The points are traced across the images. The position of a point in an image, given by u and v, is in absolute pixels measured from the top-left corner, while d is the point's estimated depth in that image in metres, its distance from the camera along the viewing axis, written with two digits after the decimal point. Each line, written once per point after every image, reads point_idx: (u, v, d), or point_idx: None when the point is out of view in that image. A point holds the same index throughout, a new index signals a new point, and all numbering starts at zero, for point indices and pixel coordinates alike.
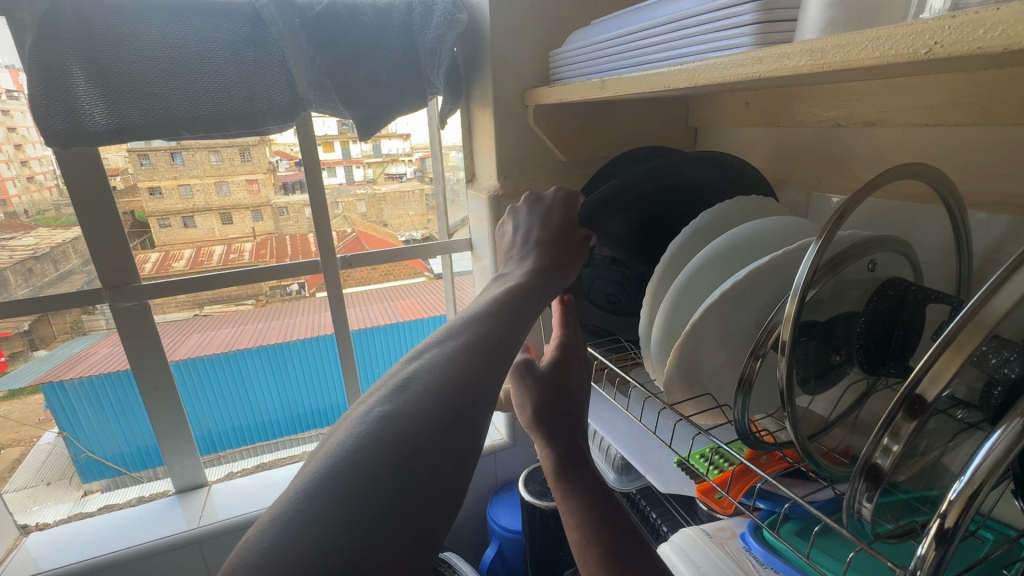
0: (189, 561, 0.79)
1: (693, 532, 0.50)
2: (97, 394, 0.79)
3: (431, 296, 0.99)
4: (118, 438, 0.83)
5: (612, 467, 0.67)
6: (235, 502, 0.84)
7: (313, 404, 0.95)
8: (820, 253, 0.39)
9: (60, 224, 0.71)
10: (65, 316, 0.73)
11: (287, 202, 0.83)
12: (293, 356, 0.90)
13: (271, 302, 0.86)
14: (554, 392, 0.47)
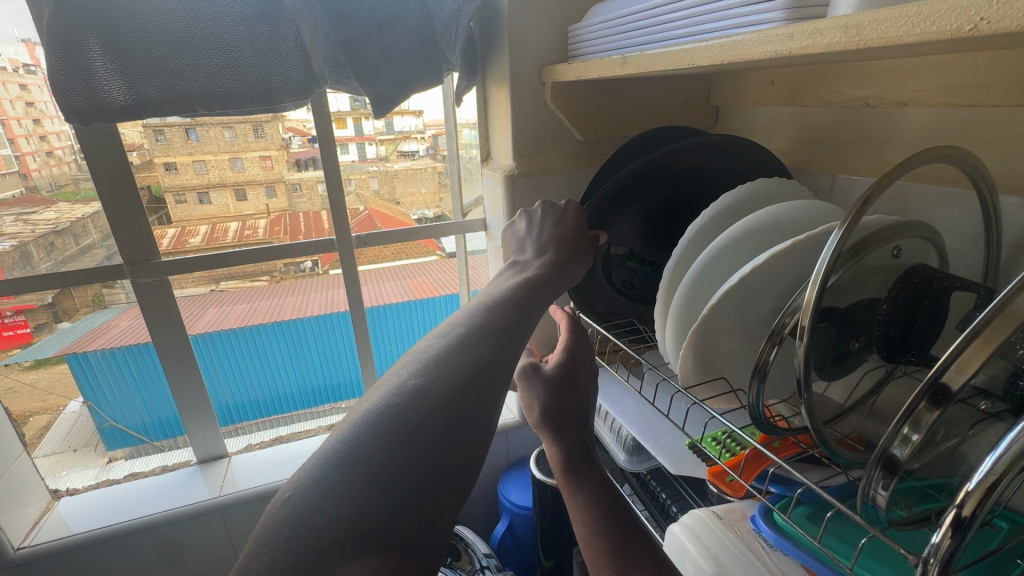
0: (212, 528, 0.81)
1: (703, 514, 0.50)
2: (120, 365, 0.81)
3: (444, 274, 0.99)
4: (140, 410, 0.86)
5: (623, 448, 0.67)
6: (254, 473, 0.86)
7: (328, 380, 0.97)
8: (844, 239, 0.38)
9: (78, 199, 0.72)
10: (86, 290, 0.75)
11: (301, 177, 0.82)
12: (307, 332, 0.91)
13: (285, 279, 0.86)
14: (561, 395, 0.48)
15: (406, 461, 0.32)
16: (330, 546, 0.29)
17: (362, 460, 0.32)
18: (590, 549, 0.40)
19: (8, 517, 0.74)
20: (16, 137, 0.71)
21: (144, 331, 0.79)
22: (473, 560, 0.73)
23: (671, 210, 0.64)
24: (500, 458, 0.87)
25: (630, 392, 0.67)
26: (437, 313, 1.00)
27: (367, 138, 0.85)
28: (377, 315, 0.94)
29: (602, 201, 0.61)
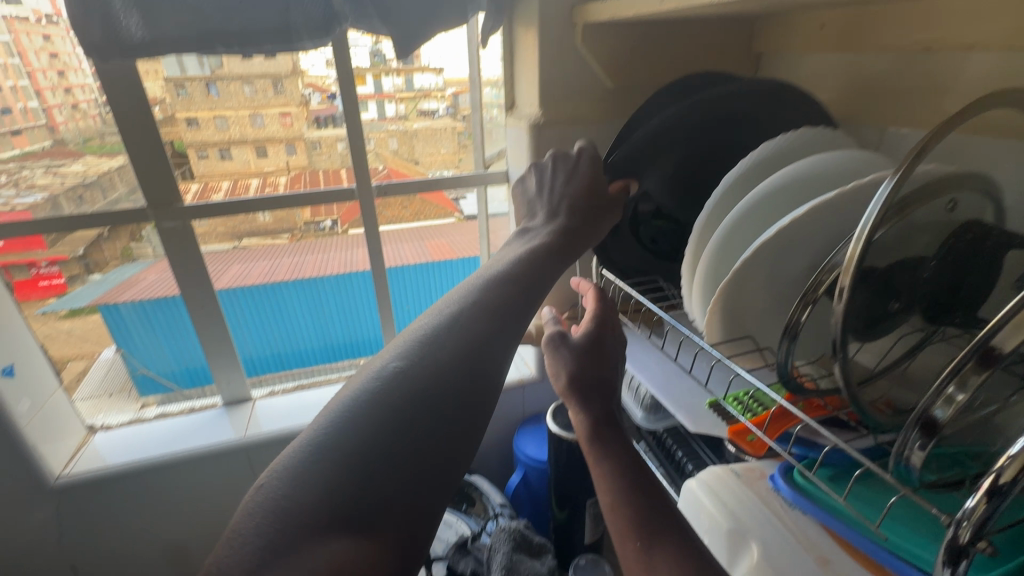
0: (235, 470, 0.78)
1: (721, 471, 0.49)
2: (150, 313, 0.83)
3: (461, 236, 0.97)
4: (167, 357, 0.88)
5: (641, 406, 0.68)
6: (279, 415, 0.83)
7: (347, 336, 0.97)
8: (894, 192, 0.35)
9: (105, 151, 0.72)
10: (115, 244, 0.77)
11: (321, 135, 0.81)
12: (327, 289, 0.91)
13: (305, 237, 0.87)
14: (589, 366, 0.48)
15: (392, 432, 0.34)
16: (304, 526, 0.30)
17: (353, 434, 0.34)
18: (616, 517, 0.39)
19: (48, 447, 0.70)
20: (41, 90, 0.71)
21: (171, 283, 0.81)
22: (487, 508, 0.75)
23: (704, 162, 0.62)
24: (517, 414, 0.88)
25: (651, 350, 0.66)
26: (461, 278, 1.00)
27: (386, 96, 0.83)
28: (395, 276, 0.94)
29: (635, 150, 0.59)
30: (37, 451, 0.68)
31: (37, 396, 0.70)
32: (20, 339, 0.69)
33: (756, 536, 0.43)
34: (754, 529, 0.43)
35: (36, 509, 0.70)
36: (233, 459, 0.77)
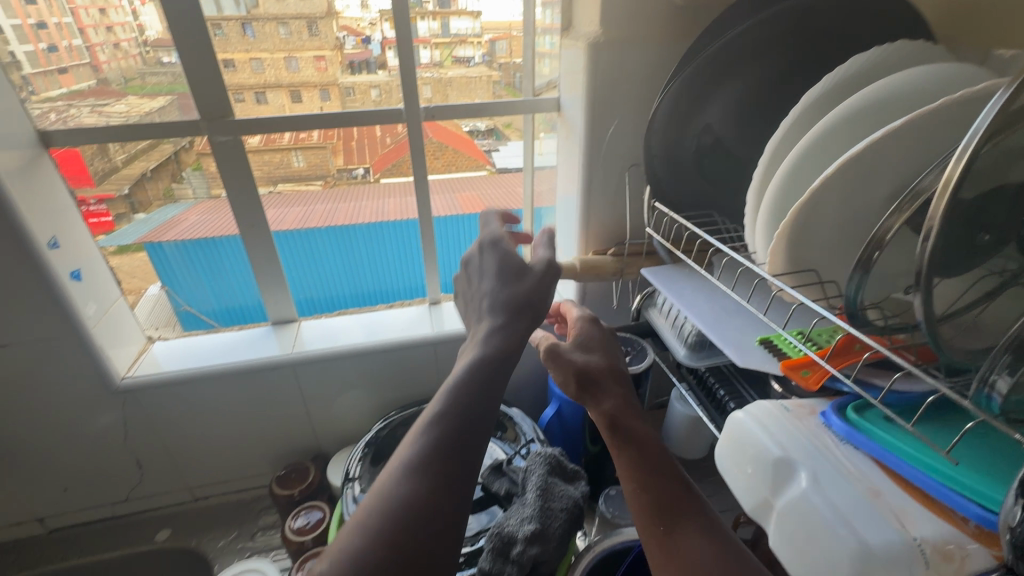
0: (285, 385, 0.81)
1: (771, 406, 0.48)
2: (192, 253, 0.82)
3: (495, 190, 0.92)
4: (209, 295, 0.87)
5: (684, 344, 0.66)
6: (321, 336, 0.85)
7: (381, 286, 0.94)
8: (1010, 102, 0.31)
9: (146, 93, 0.71)
10: (158, 183, 0.78)
11: (355, 80, 0.77)
12: (361, 236, 0.88)
13: (338, 185, 0.85)
14: (590, 361, 0.50)
15: (441, 479, 0.36)
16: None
17: (422, 505, 0.35)
18: (639, 503, 0.43)
19: (113, 351, 0.74)
20: (85, 27, 0.70)
21: (213, 224, 0.81)
22: (520, 436, 0.77)
23: (769, 85, 0.60)
24: None
25: (699, 288, 0.64)
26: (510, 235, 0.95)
27: (421, 41, 0.76)
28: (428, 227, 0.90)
29: (701, 67, 0.57)
30: (105, 352, 0.72)
31: (104, 301, 0.75)
32: (83, 246, 0.72)
33: (805, 467, 0.42)
34: (805, 461, 0.43)
35: (105, 405, 0.74)
36: (281, 373, 0.80)
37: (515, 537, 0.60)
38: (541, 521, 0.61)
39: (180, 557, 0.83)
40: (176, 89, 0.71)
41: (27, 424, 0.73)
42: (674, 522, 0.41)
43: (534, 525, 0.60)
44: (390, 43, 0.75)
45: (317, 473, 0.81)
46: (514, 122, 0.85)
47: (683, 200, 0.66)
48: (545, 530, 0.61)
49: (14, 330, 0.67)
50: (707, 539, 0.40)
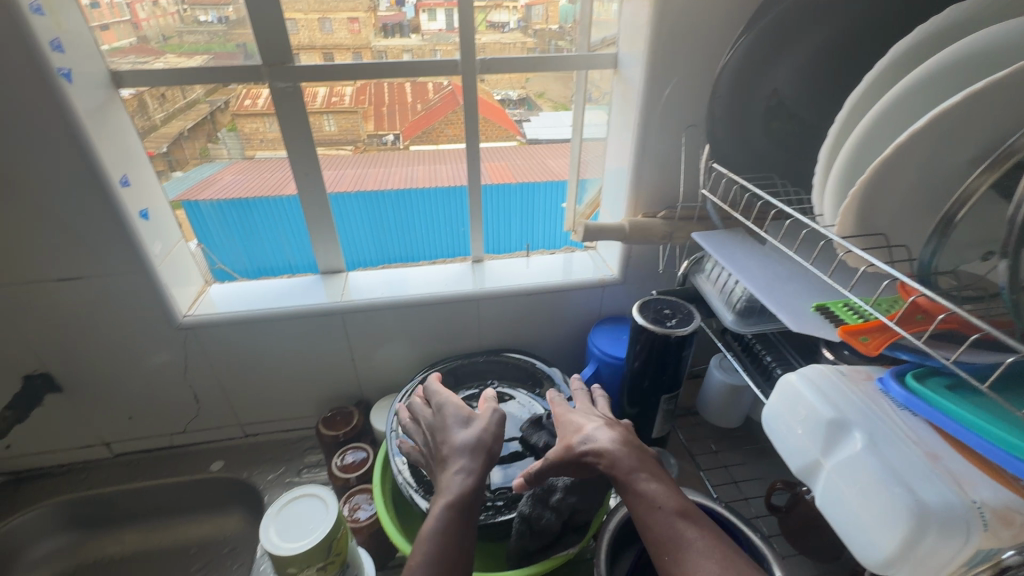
0: (334, 332, 0.84)
1: (826, 369, 0.48)
2: (226, 215, 0.84)
3: (522, 162, 0.90)
4: (242, 256, 0.89)
5: (731, 309, 0.65)
6: (368, 287, 0.87)
7: (406, 254, 0.95)
8: None
9: (183, 53, 0.72)
10: (194, 142, 0.79)
11: (387, 44, 0.76)
12: (388, 203, 0.88)
13: (368, 150, 0.85)
14: (614, 450, 0.56)
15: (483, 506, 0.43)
16: None
17: None
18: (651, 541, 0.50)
19: (177, 290, 0.78)
20: None
21: (241, 188, 0.82)
22: (557, 393, 0.79)
23: (842, 43, 0.58)
24: (592, 312, 0.92)
25: (754, 255, 0.64)
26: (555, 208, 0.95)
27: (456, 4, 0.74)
28: (454, 196, 0.89)
29: (777, 20, 0.55)
30: (168, 289, 0.76)
31: (168, 241, 0.79)
32: (155, 192, 0.77)
33: (861, 428, 0.42)
34: (860, 422, 0.42)
35: (168, 340, 0.80)
36: (329, 320, 0.83)
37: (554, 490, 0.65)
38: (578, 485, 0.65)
39: (232, 487, 0.89)
40: (213, 49, 0.72)
41: (99, 354, 0.79)
42: (679, 552, 0.47)
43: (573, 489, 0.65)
44: (423, 5, 0.75)
45: (360, 417, 0.85)
46: (547, 92, 0.85)
47: (744, 164, 0.65)
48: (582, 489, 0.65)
49: (89, 264, 0.71)
50: (711, 560, 0.46)
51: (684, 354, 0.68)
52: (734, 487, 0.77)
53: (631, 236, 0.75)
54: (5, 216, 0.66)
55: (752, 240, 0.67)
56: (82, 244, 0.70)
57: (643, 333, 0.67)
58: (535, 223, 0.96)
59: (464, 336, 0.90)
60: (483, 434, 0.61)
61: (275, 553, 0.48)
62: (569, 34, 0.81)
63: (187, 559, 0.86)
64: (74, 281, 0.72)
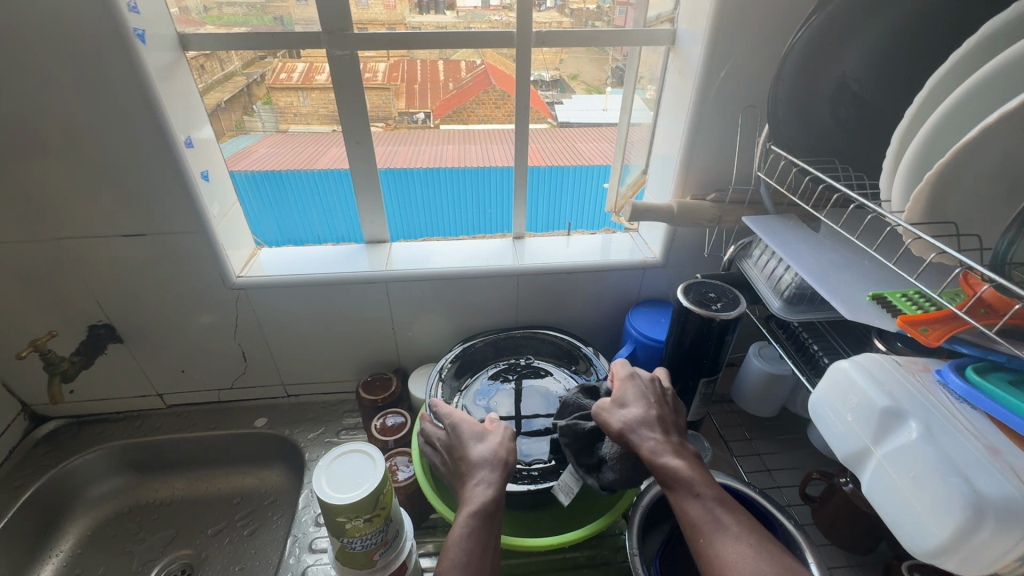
0: (377, 300, 0.86)
1: (882, 359, 0.47)
2: (259, 186, 0.87)
3: (552, 144, 0.89)
4: (271, 224, 0.92)
5: (778, 296, 0.64)
6: (410, 258, 0.89)
7: (432, 233, 0.97)
8: None
9: (223, 24, 0.73)
10: (231, 114, 0.82)
11: (422, 20, 0.75)
12: (415, 181, 0.90)
13: (398, 129, 0.86)
14: (654, 441, 0.55)
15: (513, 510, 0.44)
16: None
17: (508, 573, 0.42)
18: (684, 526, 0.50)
19: (231, 251, 0.82)
20: None
21: (275, 159, 0.86)
22: (593, 371, 0.82)
23: (916, 21, 0.55)
24: (631, 294, 0.92)
25: (808, 242, 0.62)
26: (587, 189, 0.94)
27: None
28: (481, 176, 0.90)
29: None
30: (224, 250, 0.80)
31: (225, 203, 0.83)
32: (214, 157, 0.80)
33: (917, 416, 0.41)
34: (916, 411, 0.42)
35: (221, 299, 0.84)
36: (373, 288, 0.85)
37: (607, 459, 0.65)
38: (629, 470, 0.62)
39: (274, 443, 0.94)
40: (251, 21, 0.73)
41: (158, 309, 0.84)
42: (712, 534, 0.48)
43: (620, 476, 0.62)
44: None
45: (398, 384, 0.88)
46: (580, 74, 0.83)
47: (803, 145, 0.63)
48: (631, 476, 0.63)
49: (152, 222, 0.75)
50: (736, 552, 0.46)
51: (726, 339, 0.67)
52: (767, 475, 0.77)
53: (678, 218, 0.75)
54: (78, 173, 0.70)
55: (804, 228, 0.66)
56: (146, 202, 0.74)
57: (686, 315, 0.66)
58: (563, 211, 0.97)
59: (502, 311, 0.92)
60: (497, 449, 0.63)
61: (326, 500, 0.51)
62: (608, 14, 0.79)
63: (231, 508, 0.92)
64: (138, 238, 0.77)
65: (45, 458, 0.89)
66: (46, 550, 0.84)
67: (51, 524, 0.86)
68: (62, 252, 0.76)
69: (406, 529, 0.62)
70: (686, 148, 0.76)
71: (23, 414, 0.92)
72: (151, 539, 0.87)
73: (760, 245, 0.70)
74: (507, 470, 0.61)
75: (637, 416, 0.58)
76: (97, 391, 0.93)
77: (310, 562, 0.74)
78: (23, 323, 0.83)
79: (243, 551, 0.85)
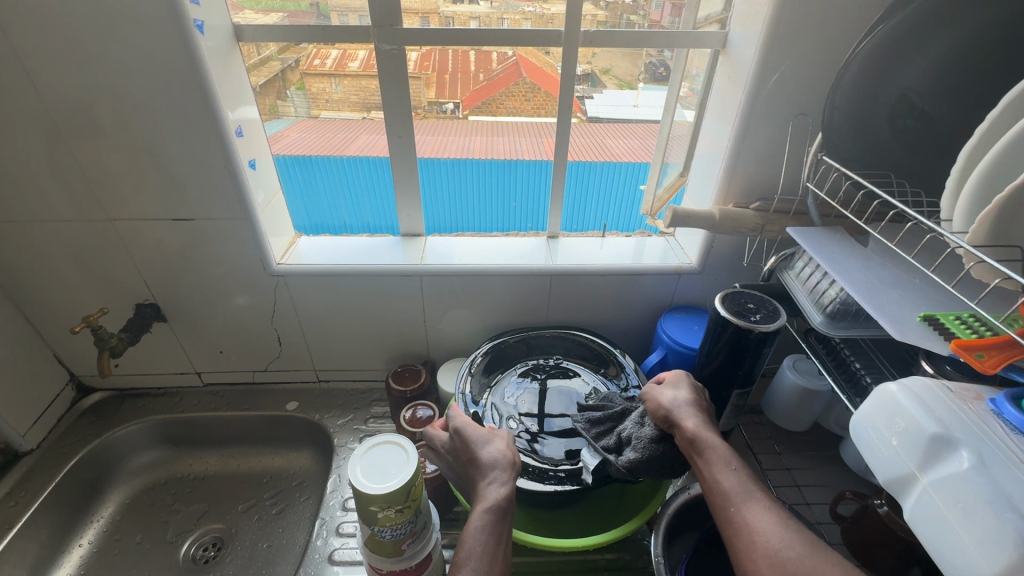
0: (410, 292, 0.87)
1: (931, 382, 0.46)
2: (288, 171, 0.89)
3: (580, 139, 0.87)
4: (301, 210, 0.94)
5: (820, 310, 0.63)
6: (443, 254, 0.90)
7: (455, 223, 0.98)
8: None
9: (262, 8, 0.75)
10: (265, 99, 0.82)
11: (455, 10, 0.75)
12: (440, 172, 0.90)
13: (427, 118, 0.85)
14: (698, 419, 0.61)
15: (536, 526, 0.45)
16: None
17: None
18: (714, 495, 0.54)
19: (272, 238, 0.85)
20: None
21: (305, 145, 0.87)
22: (623, 377, 0.81)
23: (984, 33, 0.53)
24: (665, 299, 0.91)
25: (854, 256, 0.61)
26: (614, 184, 0.93)
27: None
28: (507, 169, 0.90)
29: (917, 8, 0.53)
30: (266, 238, 0.82)
31: (269, 189, 0.85)
32: (261, 145, 0.83)
33: (968, 446, 0.40)
34: (967, 440, 0.40)
35: (261, 284, 0.86)
36: (408, 282, 0.86)
37: (628, 438, 0.65)
38: (650, 452, 0.62)
39: (304, 427, 0.96)
40: (289, 7, 0.74)
41: (202, 291, 0.87)
42: (742, 503, 0.52)
43: (638, 452, 0.62)
44: None
45: (427, 376, 0.89)
46: (612, 69, 0.81)
47: (858, 159, 0.63)
48: (652, 458, 0.62)
49: (199, 207, 0.78)
50: None
51: (764, 351, 0.66)
52: (795, 490, 0.77)
53: (719, 225, 0.74)
54: (133, 157, 0.73)
55: (851, 240, 0.64)
56: (195, 188, 0.76)
57: (724, 325, 0.66)
58: (587, 206, 0.96)
59: (534, 310, 0.92)
60: (503, 450, 0.64)
61: (360, 489, 0.52)
62: (643, 8, 0.77)
63: (260, 486, 0.94)
64: (186, 222, 0.79)
65: (91, 428, 0.93)
66: (89, 515, 0.88)
67: (94, 491, 0.90)
68: (114, 232, 0.80)
69: (434, 521, 0.63)
70: (732, 156, 0.76)
71: (71, 385, 0.97)
72: (185, 510, 0.91)
73: (803, 257, 0.68)
74: (513, 470, 0.62)
75: (682, 397, 0.64)
76: (141, 366, 0.97)
77: (337, 545, 0.76)
78: (76, 298, 0.86)
79: (271, 529, 0.88)
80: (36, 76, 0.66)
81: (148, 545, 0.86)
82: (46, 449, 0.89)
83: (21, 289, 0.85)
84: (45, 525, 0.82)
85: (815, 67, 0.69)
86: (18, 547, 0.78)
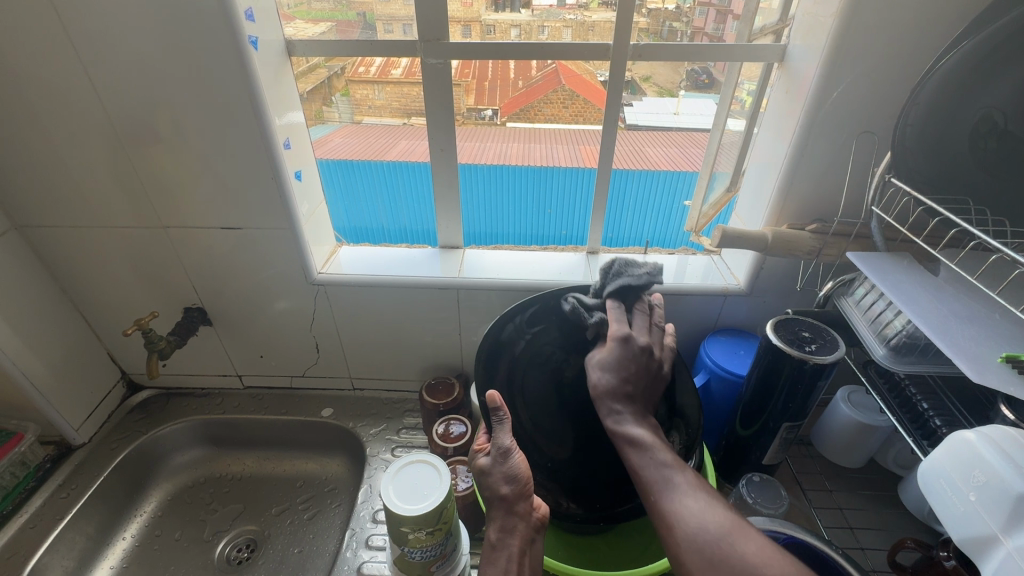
0: (448, 305, 0.87)
1: (1017, 434, 0.42)
2: (332, 175, 0.90)
3: (620, 148, 0.84)
4: (341, 213, 0.95)
5: (883, 343, 0.58)
6: (481, 267, 0.89)
7: (490, 227, 0.97)
8: None
9: (311, 19, 0.77)
10: (312, 104, 0.84)
11: (496, 19, 0.75)
12: (477, 179, 0.89)
13: (466, 124, 0.85)
14: (609, 380, 0.58)
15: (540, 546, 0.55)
16: None
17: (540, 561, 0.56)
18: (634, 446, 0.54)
19: (313, 247, 0.86)
20: None
21: (350, 150, 0.89)
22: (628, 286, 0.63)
23: None
24: (709, 320, 0.88)
25: (921, 285, 0.56)
26: (650, 196, 0.91)
27: None
28: (543, 176, 0.89)
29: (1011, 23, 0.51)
30: (308, 248, 0.84)
31: (314, 200, 0.88)
32: (305, 152, 0.84)
33: None
34: None
35: (302, 290, 0.87)
36: (446, 295, 0.86)
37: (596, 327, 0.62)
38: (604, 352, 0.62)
39: (338, 433, 0.98)
40: (337, 16, 0.76)
41: (245, 296, 0.89)
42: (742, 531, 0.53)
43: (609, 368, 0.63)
44: None
45: (461, 391, 0.89)
46: (652, 76, 0.78)
47: (931, 183, 0.61)
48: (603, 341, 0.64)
49: (246, 216, 0.80)
50: None
51: (818, 383, 0.64)
52: (849, 533, 0.73)
53: (772, 247, 0.72)
54: (186, 167, 0.75)
55: (919, 270, 0.60)
56: (243, 197, 0.78)
57: (777, 353, 0.63)
58: (623, 220, 0.94)
59: None
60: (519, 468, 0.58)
61: (394, 510, 0.54)
62: (687, 15, 0.74)
63: (294, 490, 0.96)
64: (236, 230, 0.82)
65: (138, 424, 0.97)
66: (133, 508, 0.92)
67: (138, 487, 0.93)
68: (167, 239, 0.83)
69: (462, 544, 0.64)
70: (786, 175, 0.73)
71: (122, 382, 1.01)
72: (222, 511, 0.93)
73: (864, 283, 0.64)
74: (506, 504, 0.57)
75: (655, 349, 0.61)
76: (185, 366, 1.00)
77: (365, 558, 0.76)
78: (131, 301, 0.90)
79: (302, 534, 0.89)
80: (100, 87, 0.69)
81: (186, 542, 0.89)
82: (96, 442, 0.93)
83: (78, 287, 0.89)
84: (91, 516, 0.85)
85: (883, 80, 0.64)
86: (67, 538, 0.81)
